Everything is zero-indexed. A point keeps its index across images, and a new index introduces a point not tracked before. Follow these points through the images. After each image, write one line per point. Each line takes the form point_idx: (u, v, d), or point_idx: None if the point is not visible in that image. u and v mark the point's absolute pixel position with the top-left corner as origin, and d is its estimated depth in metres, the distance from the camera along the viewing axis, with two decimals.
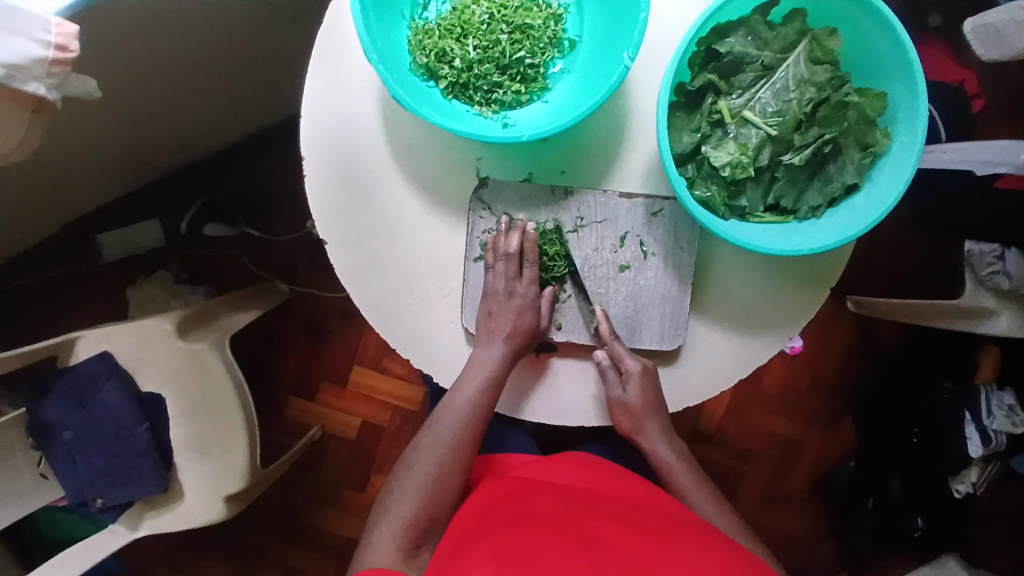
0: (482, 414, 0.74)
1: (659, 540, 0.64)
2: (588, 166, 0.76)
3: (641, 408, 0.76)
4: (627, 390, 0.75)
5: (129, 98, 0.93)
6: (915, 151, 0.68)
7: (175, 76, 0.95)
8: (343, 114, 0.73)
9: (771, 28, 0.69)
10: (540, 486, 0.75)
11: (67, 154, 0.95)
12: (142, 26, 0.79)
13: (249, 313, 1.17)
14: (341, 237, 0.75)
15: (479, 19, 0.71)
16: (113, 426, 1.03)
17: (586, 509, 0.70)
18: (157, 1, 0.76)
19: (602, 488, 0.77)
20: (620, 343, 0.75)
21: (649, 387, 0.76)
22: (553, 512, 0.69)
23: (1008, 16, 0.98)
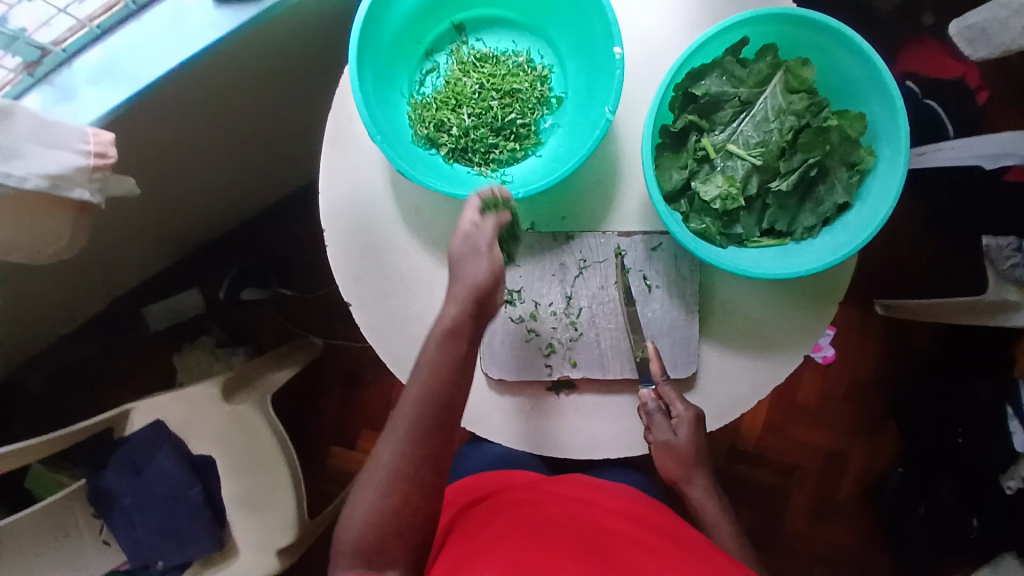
0: (457, 375, 0.65)
1: (671, 562, 0.62)
2: (587, 209, 0.80)
3: (689, 453, 0.78)
4: (678, 434, 0.77)
5: (159, 182, 1.00)
6: (901, 165, 0.69)
7: (206, 157, 1.02)
8: (354, 186, 0.79)
9: (744, 65, 0.74)
10: (549, 499, 0.72)
11: (108, 238, 1.03)
12: (168, 118, 0.87)
13: (286, 371, 1.23)
14: (362, 298, 0.79)
15: (471, 89, 0.77)
16: (169, 489, 1.10)
17: (602, 528, 0.68)
18: (180, 96, 0.84)
19: (607, 500, 0.74)
20: (671, 385, 0.78)
21: (697, 434, 0.78)
22: (563, 526, 0.67)
23: (991, 15, 0.99)
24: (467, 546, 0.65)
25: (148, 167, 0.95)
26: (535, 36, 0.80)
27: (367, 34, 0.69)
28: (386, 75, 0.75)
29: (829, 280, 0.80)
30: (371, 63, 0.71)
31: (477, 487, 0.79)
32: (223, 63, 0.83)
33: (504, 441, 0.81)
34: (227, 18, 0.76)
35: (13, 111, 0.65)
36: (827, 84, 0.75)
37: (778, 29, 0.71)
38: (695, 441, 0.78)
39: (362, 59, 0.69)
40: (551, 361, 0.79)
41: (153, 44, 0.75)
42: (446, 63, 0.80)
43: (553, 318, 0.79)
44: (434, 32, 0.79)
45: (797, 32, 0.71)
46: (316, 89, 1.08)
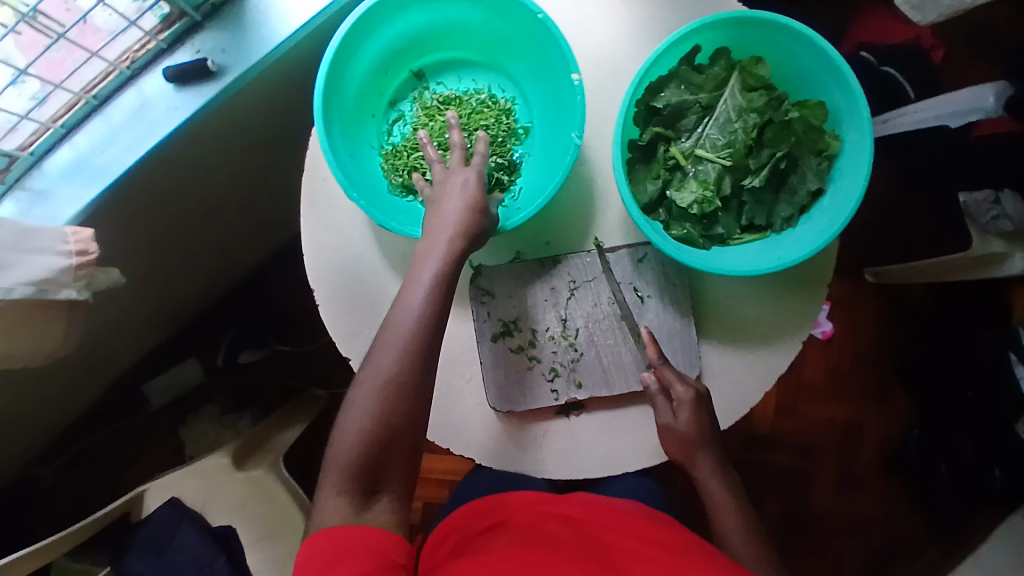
0: (427, 365, 0.63)
1: (665, 572, 0.63)
2: (570, 231, 0.81)
3: (693, 436, 0.75)
4: (678, 418, 0.75)
5: (142, 263, 1.00)
6: (867, 144, 0.70)
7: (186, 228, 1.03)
8: (338, 243, 0.79)
9: (701, 71, 0.75)
10: (550, 519, 0.73)
11: (99, 324, 1.02)
12: (144, 201, 0.87)
13: (295, 429, 1.23)
14: (362, 351, 0.79)
15: (439, 133, 0.78)
16: (193, 566, 1.05)
17: (598, 538, 0.70)
18: (153, 178, 0.84)
19: (607, 514, 0.74)
20: (670, 367, 0.77)
21: (701, 419, 0.75)
22: (563, 538, 0.70)
23: None
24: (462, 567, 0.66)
25: (131, 250, 0.95)
26: (494, 71, 0.81)
27: (330, 96, 0.70)
28: (354, 131, 0.75)
29: (814, 265, 0.81)
30: (338, 123, 0.72)
31: (469, 518, 0.76)
32: (193, 143, 0.84)
33: (518, 470, 0.80)
34: (187, 101, 0.77)
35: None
36: (784, 77, 0.76)
37: (728, 33, 0.73)
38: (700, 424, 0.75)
39: (328, 121, 0.70)
40: (557, 385, 0.79)
41: (120, 136, 0.77)
42: (411, 110, 0.81)
43: (552, 342, 0.79)
44: (395, 83, 0.80)
45: (748, 32, 0.72)
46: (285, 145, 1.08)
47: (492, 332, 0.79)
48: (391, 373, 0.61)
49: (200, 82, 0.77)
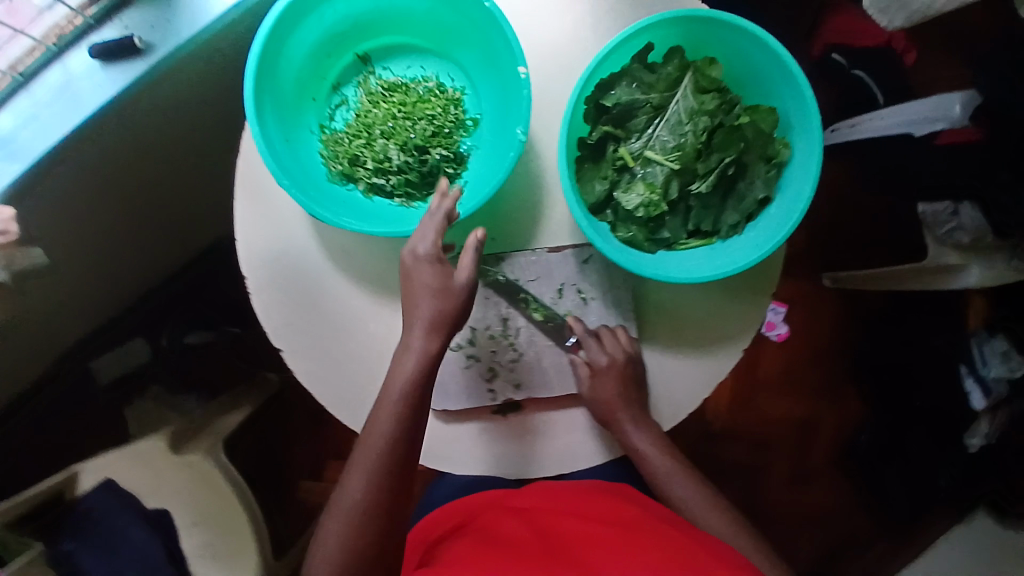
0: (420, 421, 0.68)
1: (628, 548, 0.64)
2: (516, 227, 0.79)
3: (613, 403, 0.75)
4: (596, 390, 0.75)
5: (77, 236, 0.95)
6: (815, 153, 0.69)
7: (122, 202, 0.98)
8: (273, 232, 0.76)
9: (653, 70, 0.73)
10: (506, 509, 0.75)
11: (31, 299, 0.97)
12: (72, 175, 0.83)
13: (239, 414, 1.22)
14: (294, 344, 0.76)
15: (381, 120, 0.75)
16: (128, 552, 1.01)
17: (555, 523, 0.71)
18: (78, 152, 0.79)
19: (563, 498, 0.76)
20: (592, 337, 0.77)
21: (620, 380, 0.76)
22: (521, 527, 0.71)
23: None
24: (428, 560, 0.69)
25: (62, 225, 0.90)
26: (443, 59, 0.78)
27: (263, 77, 0.66)
28: (291, 115, 0.72)
29: (762, 271, 0.80)
30: (272, 106, 0.68)
31: (447, 517, 0.80)
32: (123, 115, 0.80)
33: (453, 470, 0.79)
34: (111, 79, 0.74)
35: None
36: (738, 79, 0.74)
37: (681, 32, 0.71)
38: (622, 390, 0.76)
39: (260, 103, 0.66)
40: (494, 386, 0.78)
41: (44, 114, 0.74)
42: (355, 95, 0.78)
43: (491, 342, 0.78)
44: (339, 66, 0.77)
45: (703, 32, 0.70)
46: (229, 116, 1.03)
47: None
48: (382, 450, 0.66)
49: (125, 59, 0.74)
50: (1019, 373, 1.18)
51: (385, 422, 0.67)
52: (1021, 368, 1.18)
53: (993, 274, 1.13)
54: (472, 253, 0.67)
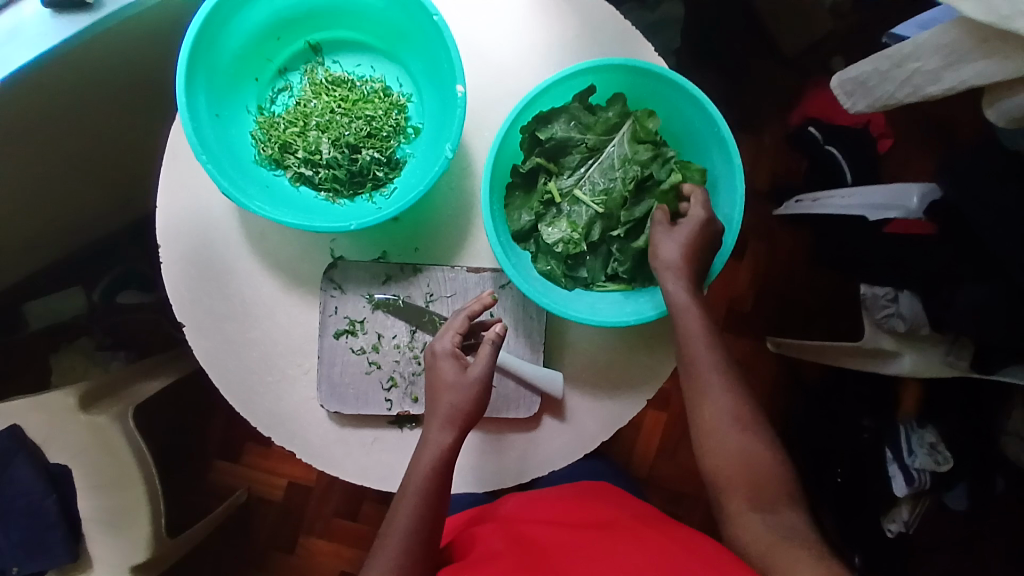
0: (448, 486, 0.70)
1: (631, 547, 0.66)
2: (439, 241, 0.79)
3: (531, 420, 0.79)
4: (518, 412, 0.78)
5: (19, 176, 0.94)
6: (734, 221, 0.73)
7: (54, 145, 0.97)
8: (195, 204, 0.77)
9: (593, 112, 0.77)
10: (514, 521, 0.75)
11: None
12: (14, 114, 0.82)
13: (158, 381, 1.17)
14: (197, 321, 0.76)
15: (318, 112, 0.77)
16: (24, 502, 1.02)
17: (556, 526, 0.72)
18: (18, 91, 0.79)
19: (562, 507, 0.77)
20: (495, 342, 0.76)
21: (698, 245, 0.70)
22: (528, 530, 0.72)
23: (871, 66, 0.90)
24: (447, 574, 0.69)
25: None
26: (393, 63, 0.80)
27: (199, 49, 0.68)
28: (226, 91, 0.74)
29: None
30: (204, 78, 0.70)
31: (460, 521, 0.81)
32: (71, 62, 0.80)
33: (338, 475, 0.77)
34: (58, 27, 0.74)
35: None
36: (675, 136, 0.78)
37: (623, 79, 0.75)
38: (691, 260, 0.70)
39: (192, 74, 0.68)
40: (392, 396, 0.77)
41: None
42: (300, 83, 0.80)
43: (396, 351, 0.78)
44: (287, 51, 0.79)
45: (645, 84, 0.75)
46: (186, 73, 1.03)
47: (336, 329, 0.77)
48: (411, 511, 0.68)
49: (74, 11, 0.75)
50: (944, 467, 1.17)
51: (412, 493, 0.68)
52: (946, 462, 1.18)
53: (927, 365, 1.13)
54: (489, 347, 0.72)
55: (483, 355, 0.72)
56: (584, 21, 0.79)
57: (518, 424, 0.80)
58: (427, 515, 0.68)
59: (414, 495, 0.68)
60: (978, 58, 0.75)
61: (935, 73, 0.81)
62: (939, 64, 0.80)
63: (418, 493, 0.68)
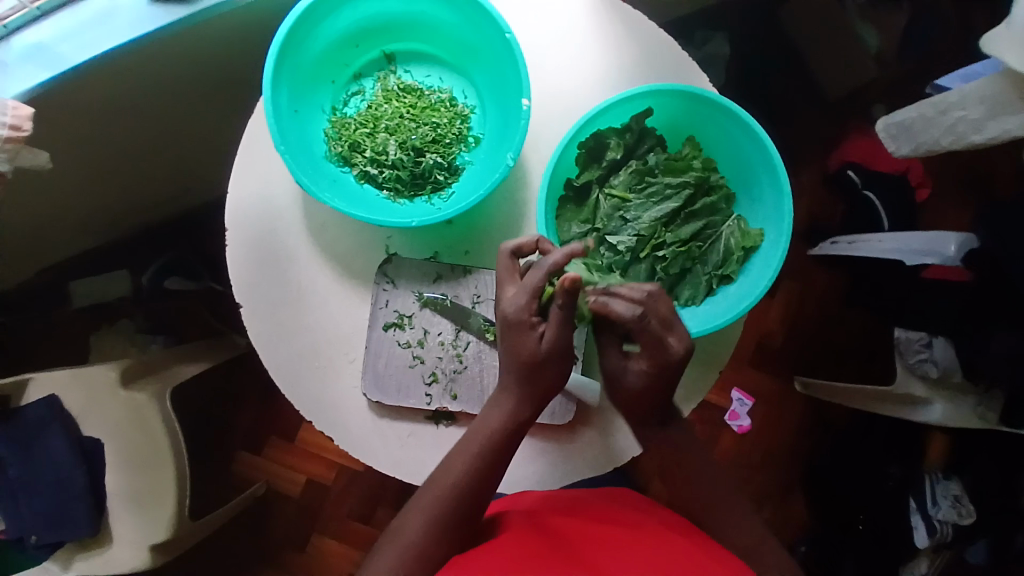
0: (462, 485, 0.71)
1: (654, 557, 0.66)
2: (490, 247, 0.82)
3: (562, 430, 0.81)
4: (553, 419, 0.80)
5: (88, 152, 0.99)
6: (781, 247, 0.76)
7: (129, 131, 1.03)
8: (263, 192, 0.81)
9: (646, 133, 0.80)
10: (537, 517, 0.74)
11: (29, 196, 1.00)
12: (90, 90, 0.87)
13: (196, 365, 1.20)
14: (253, 303, 0.80)
15: (389, 116, 0.82)
16: (53, 471, 1.05)
17: (582, 528, 0.71)
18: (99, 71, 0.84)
19: (587, 507, 0.76)
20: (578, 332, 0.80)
21: (647, 381, 0.73)
22: (553, 528, 0.72)
23: (916, 112, 0.93)
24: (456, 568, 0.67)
25: (68, 135, 0.94)
26: (460, 75, 0.85)
27: (286, 49, 0.72)
28: (305, 90, 0.79)
29: (716, 344, 0.82)
30: (288, 77, 0.75)
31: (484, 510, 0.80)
32: (154, 46, 0.86)
33: (374, 464, 0.80)
34: (153, 16, 0.80)
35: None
36: (725, 162, 0.81)
37: (681, 104, 0.78)
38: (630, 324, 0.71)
39: (278, 72, 0.72)
40: (432, 391, 0.79)
41: (82, 33, 0.79)
42: (371, 88, 0.85)
43: (440, 348, 0.80)
44: (363, 57, 0.84)
45: (701, 113, 0.78)
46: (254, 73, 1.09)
47: (385, 321, 0.80)
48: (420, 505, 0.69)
49: (170, 3, 0.81)
50: (968, 520, 1.17)
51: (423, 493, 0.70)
52: (969, 515, 1.18)
53: (957, 415, 1.12)
54: (558, 314, 0.69)
55: (559, 323, 0.69)
56: (644, 48, 0.82)
57: (551, 432, 0.81)
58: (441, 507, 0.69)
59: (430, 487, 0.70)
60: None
61: (979, 122, 0.82)
62: (984, 113, 0.81)
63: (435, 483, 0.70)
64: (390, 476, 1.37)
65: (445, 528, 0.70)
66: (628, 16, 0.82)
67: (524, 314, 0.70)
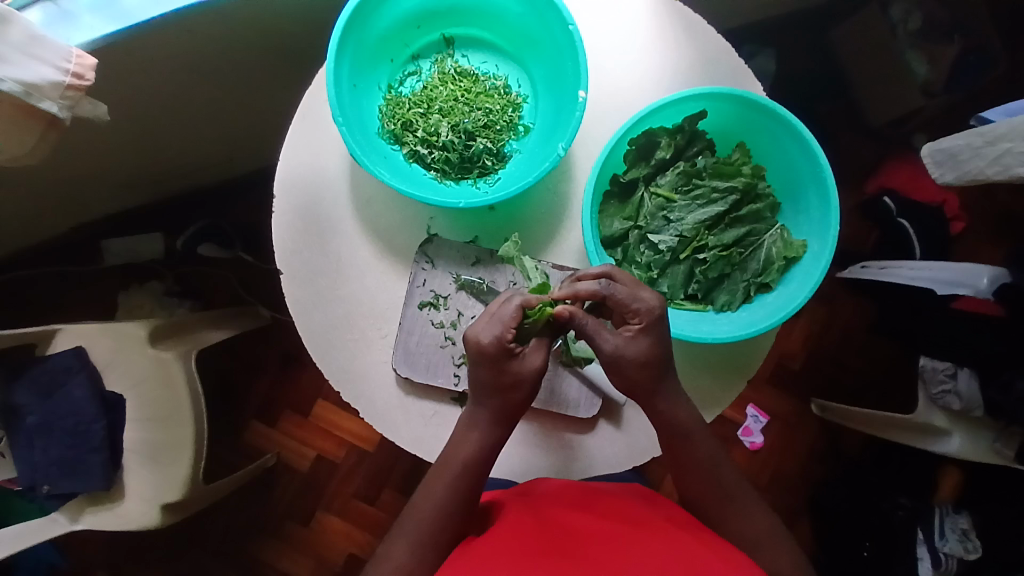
0: (480, 468, 0.71)
1: (667, 547, 0.63)
2: (530, 235, 0.82)
3: (585, 424, 0.81)
4: (579, 412, 0.80)
5: (137, 106, 1.00)
6: (824, 259, 0.76)
7: (180, 94, 1.04)
8: (313, 162, 0.82)
9: (697, 134, 0.80)
10: (549, 508, 0.72)
11: (76, 147, 1.02)
12: (150, 50, 0.89)
13: (222, 331, 1.22)
14: (294, 270, 0.81)
15: (443, 99, 0.83)
16: (73, 419, 1.05)
17: (594, 520, 0.69)
18: (162, 31, 0.85)
19: (600, 501, 0.74)
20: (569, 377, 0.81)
21: (652, 343, 0.70)
22: (564, 519, 0.70)
23: (963, 140, 0.91)
24: (465, 550, 0.68)
25: (122, 90, 0.95)
26: (516, 66, 0.86)
27: (353, 24, 0.74)
28: (366, 66, 0.80)
29: (746, 353, 0.82)
30: (352, 52, 0.76)
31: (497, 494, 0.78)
32: (218, 13, 0.88)
33: (396, 440, 0.80)
34: None
35: (8, 18, 0.66)
36: (773, 171, 0.82)
37: (736, 110, 0.78)
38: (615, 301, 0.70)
39: (343, 45, 0.74)
40: (461, 372, 0.80)
41: None
42: (428, 70, 0.86)
43: None
44: (423, 39, 0.85)
45: (754, 120, 0.79)
46: (308, 50, 1.10)
47: (421, 300, 0.80)
48: (440, 484, 0.71)
49: None
50: (974, 555, 1.17)
51: (442, 473, 0.71)
52: (976, 552, 1.17)
53: (973, 449, 1.12)
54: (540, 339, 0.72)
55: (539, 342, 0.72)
56: (702, 53, 0.83)
57: (574, 424, 0.82)
58: (459, 488, 0.70)
59: (451, 469, 0.71)
60: None
61: None
62: None
63: (455, 467, 0.71)
64: (398, 460, 1.37)
65: (466, 508, 0.71)
66: (688, 20, 0.82)
67: (503, 347, 0.69)
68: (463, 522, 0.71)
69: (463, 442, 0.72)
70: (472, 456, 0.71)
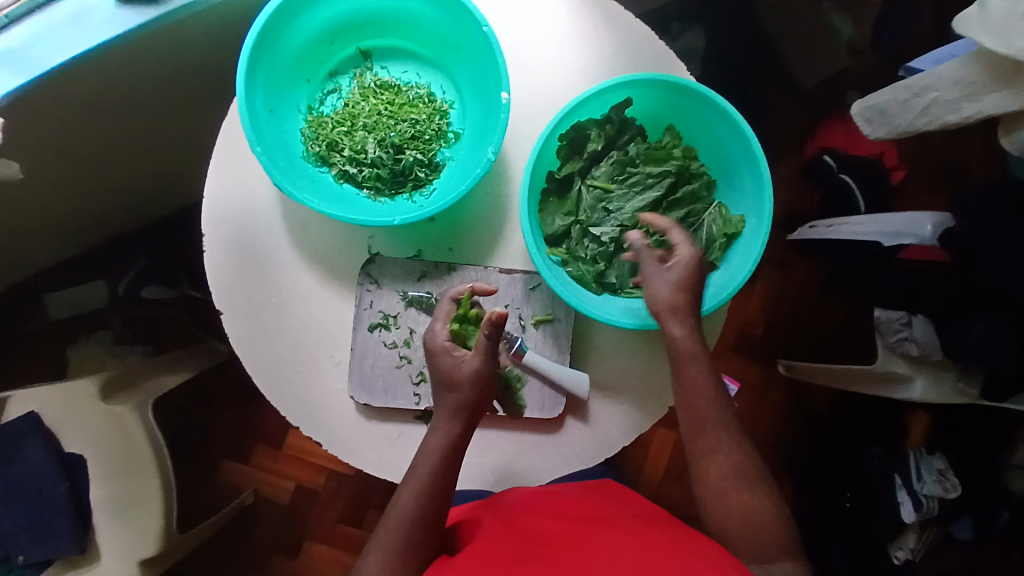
0: (445, 485, 0.70)
1: (635, 545, 0.63)
2: (473, 243, 0.81)
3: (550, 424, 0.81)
4: (544, 412, 0.80)
5: (55, 152, 0.96)
6: (763, 233, 0.76)
7: (101, 134, 0.99)
8: (241, 193, 0.80)
9: (626, 120, 0.80)
10: (517, 517, 0.71)
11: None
12: (58, 95, 0.85)
13: (178, 377, 1.16)
14: (234, 306, 0.78)
15: (366, 114, 0.81)
16: (33, 487, 1.00)
17: (563, 526, 0.69)
18: (66, 76, 0.82)
19: (569, 505, 0.73)
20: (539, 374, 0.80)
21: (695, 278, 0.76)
22: (534, 527, 0.69)
23: (890, 95, 0.92)
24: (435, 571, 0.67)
25: (37, 139, 0.91)
26: (439, 72, 0.84)
27: (261, 48, 0.72)
28: (282, 89, 0.78)
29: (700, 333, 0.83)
30: (264, 76, 0.74)
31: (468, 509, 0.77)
32: (124, 50, 0.85)
33: (360, 466, 0.79)
34: (125, 18, 0.78)
35: None
36: (704, 150, 0.82)
37: (661, 95, 0.78)
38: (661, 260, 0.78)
39: (252, 71, 0.72)
40: (419, 390, 0.79)
41: (54, 34, 0.77)
42: (348, 86, 0.84)
43: None
44: (339, 55, 0.83)
45: (680, 103, 0.79)
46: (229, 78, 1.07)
47: (370, 322, 0.79)
48: (410, 506, 0.68)
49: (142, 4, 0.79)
50: (953, 494, 1.19)
51: (409, 495, 0.69)
52: (954, 489, 1.19)
53: (937, 392, 1.13)
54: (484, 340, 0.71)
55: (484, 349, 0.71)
56: (623, 39, 0.82)
57: (540, 425, 0.81)
58: (428, 506, 0.68)
59: (415, 488, 0.69)
60: (1000, 90, 0.77)
61: (955, 103, 0.82)
62: (959, 95, 0.81)
63: (420, 485, 0.69)
64: (377, 480, 1.35)
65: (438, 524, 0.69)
66: (606, 8, 0.82)
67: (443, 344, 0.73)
68: (432, 543, 0.69)
69: (427, 461, 0.70)
70: (435, 486, 0.69)
